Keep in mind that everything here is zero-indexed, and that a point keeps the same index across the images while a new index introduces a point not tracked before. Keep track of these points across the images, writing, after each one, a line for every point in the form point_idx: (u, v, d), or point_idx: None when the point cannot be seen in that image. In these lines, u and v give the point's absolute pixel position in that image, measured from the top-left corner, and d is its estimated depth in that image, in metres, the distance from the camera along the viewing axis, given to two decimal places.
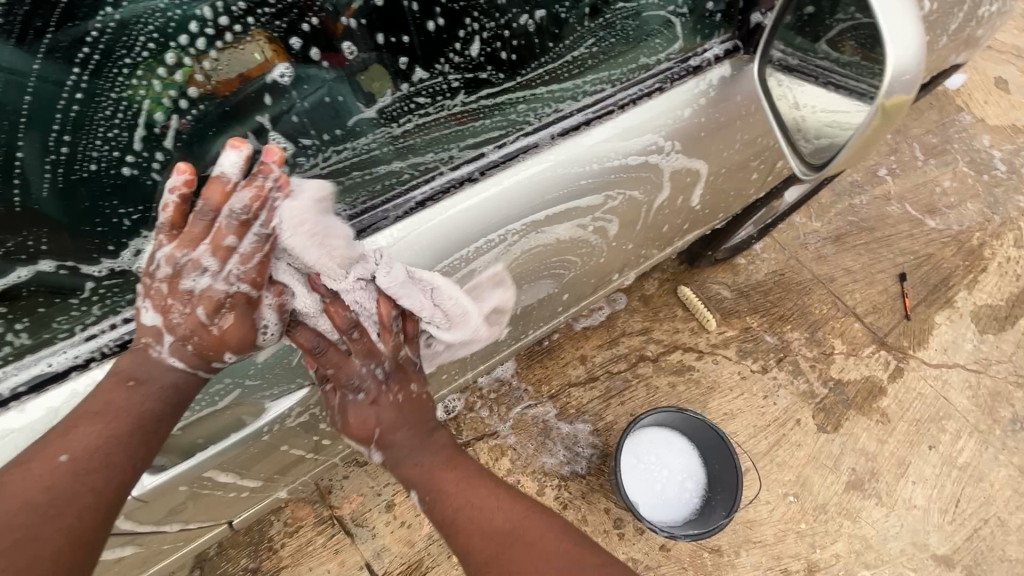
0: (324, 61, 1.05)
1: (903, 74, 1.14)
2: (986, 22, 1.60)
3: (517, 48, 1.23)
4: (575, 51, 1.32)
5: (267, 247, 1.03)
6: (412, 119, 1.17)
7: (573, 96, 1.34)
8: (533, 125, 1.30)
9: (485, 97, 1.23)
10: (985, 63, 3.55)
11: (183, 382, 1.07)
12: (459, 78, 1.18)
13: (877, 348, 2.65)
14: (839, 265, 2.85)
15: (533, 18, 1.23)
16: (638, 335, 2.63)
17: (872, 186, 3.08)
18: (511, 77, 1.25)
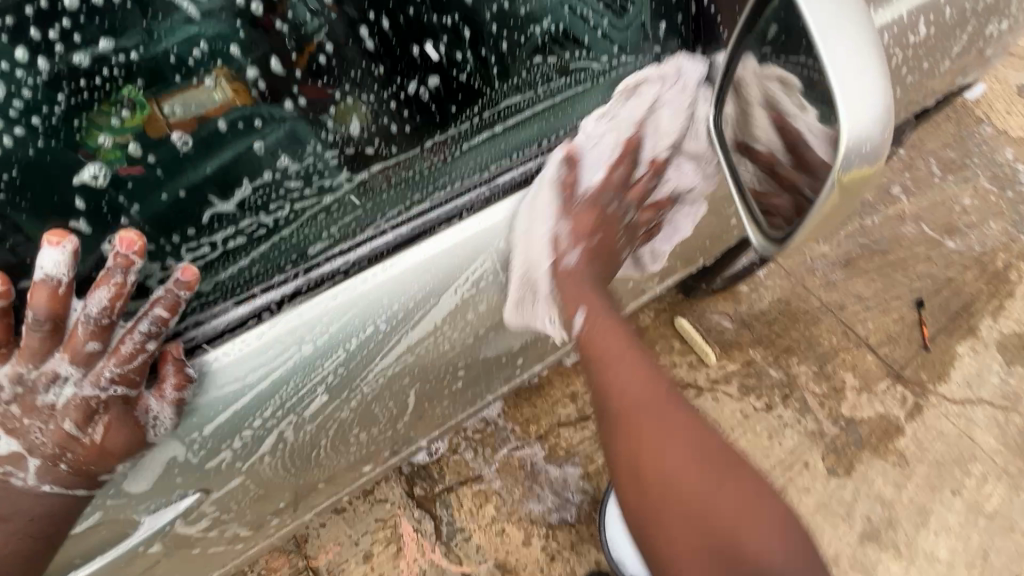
0: (266, 116, 0.98)
1: (859, 144, 0.99)
2: (997, 40, 1.44)
3: (412, 118, 1.11)
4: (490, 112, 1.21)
5: (149, 347, 0.96)
6: (281, 208, 1.03)
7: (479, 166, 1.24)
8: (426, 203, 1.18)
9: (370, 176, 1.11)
10: (1006, 71, 3.34)
11: (56, 501, 0.99)
12: (335, 157, 1.05)
13: (892, 383, 2.46)
14: (849, 291, 2.67)
15: (427, 85, 1.12)
16: None
17: (885, 206, 2.90)
18: (404, 150, 1.12)
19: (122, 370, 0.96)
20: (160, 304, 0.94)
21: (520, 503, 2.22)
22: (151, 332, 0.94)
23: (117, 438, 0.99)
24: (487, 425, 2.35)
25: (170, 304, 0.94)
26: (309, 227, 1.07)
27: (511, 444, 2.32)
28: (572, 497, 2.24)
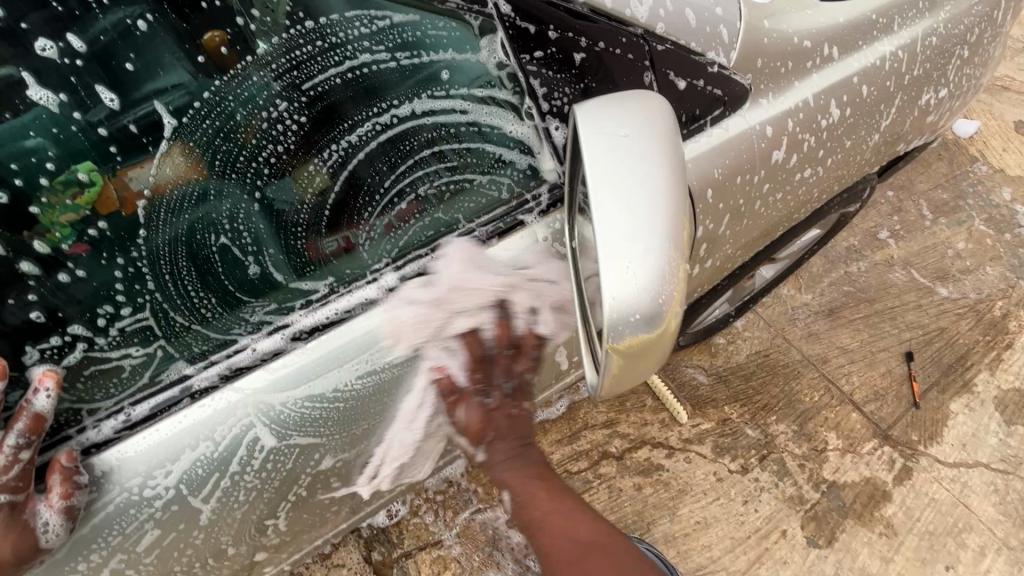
0: (181, 183, 0.63)
1: (627, 311, 0.55)
2: (936, 108, 1.39)
3: (358, 179, 0.73)
4: (470, 171, 0.81)
5: (23, 459, 0.62)
6: (147, 307, 0.66)
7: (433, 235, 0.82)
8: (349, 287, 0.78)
9: (275, 260, 0.72)
10: (1001, 106, 3.23)
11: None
12: (234, 235, 0.68)
13: (879, 444, 2.32)
14: (832, 343, 2.55)
15: (401, 127, 0.73)
16: (602, 429, 2.39)
17: (872, 251, 2.79)
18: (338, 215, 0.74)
19: (2, 479, 0.61)
20: (38, 401, 0.61)
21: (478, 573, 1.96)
22: (14, 439, 0.60)
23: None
24: (448, 487, 2.14)
25: (33, 415, 0.61)
26: (169, 334, 0.69)
27: (473, 508, 2.06)
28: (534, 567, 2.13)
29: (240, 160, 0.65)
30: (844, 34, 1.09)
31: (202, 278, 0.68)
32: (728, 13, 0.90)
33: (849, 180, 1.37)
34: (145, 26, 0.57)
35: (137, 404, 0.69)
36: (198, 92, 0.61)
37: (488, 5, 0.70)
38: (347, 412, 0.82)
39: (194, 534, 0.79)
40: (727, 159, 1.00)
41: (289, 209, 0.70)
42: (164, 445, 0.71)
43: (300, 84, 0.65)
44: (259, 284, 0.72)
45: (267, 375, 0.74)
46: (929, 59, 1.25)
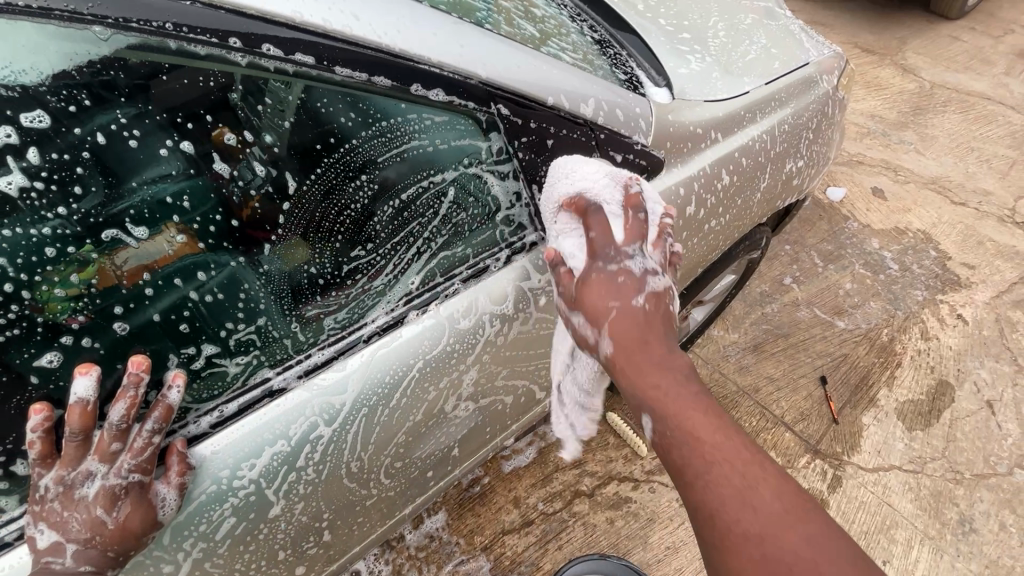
0: (277, 236, 0.83)
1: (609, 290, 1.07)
2: (798, 174, 1.87)
3: (400, 227, 0.96)
4: (472, 213, 1.06)
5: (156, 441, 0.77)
6: (242, 331, 0.85)
7: (449, 266, 1.07)
8: (392, 305, 1.01)
9: (336, 291, 0.93)
10: (860, 176, 4.02)
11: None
12: (312, 272, 0.89)
13: (812, 458, 2.64)
14: (761, 374, 2.94)
15: (433, 189, 0.98)
16: (572, 469, 2.57)
17: (780, 294, 3.29)
18: (383, 255, 0.97)
19: (138, 460, 0.76)
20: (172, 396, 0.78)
21: None
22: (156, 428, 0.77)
23: (71, 548, 0.73)
24: (431, 541, 2.36)
25: (166, 406, 0.78)
26: (259, 348, 0.88)
27: (456, 559, 2.32)
28: None
29: (329, 214, 0.86)
30: (724, 123, 1.53)
31: (289, 300, 0.88)
32: (644, 111, 1.29)
33: (746, 228, 1.80)
34: (286, 127, 0.78)
35: (228, 403, 0.87)
36: (313, 165, 0.82)
37: (492, 107, 0.97)
38: (381, 411, 1.02)
39: (267, 523, 0.94)
40: None
41: (356, 248, 0.93)
42: (248, 443, 0.88)
43: (376, 160, 0.89)
44: (329, 307, 0.93)
45: (326, 380, 0.94)
46: (785, 139, 1.73)
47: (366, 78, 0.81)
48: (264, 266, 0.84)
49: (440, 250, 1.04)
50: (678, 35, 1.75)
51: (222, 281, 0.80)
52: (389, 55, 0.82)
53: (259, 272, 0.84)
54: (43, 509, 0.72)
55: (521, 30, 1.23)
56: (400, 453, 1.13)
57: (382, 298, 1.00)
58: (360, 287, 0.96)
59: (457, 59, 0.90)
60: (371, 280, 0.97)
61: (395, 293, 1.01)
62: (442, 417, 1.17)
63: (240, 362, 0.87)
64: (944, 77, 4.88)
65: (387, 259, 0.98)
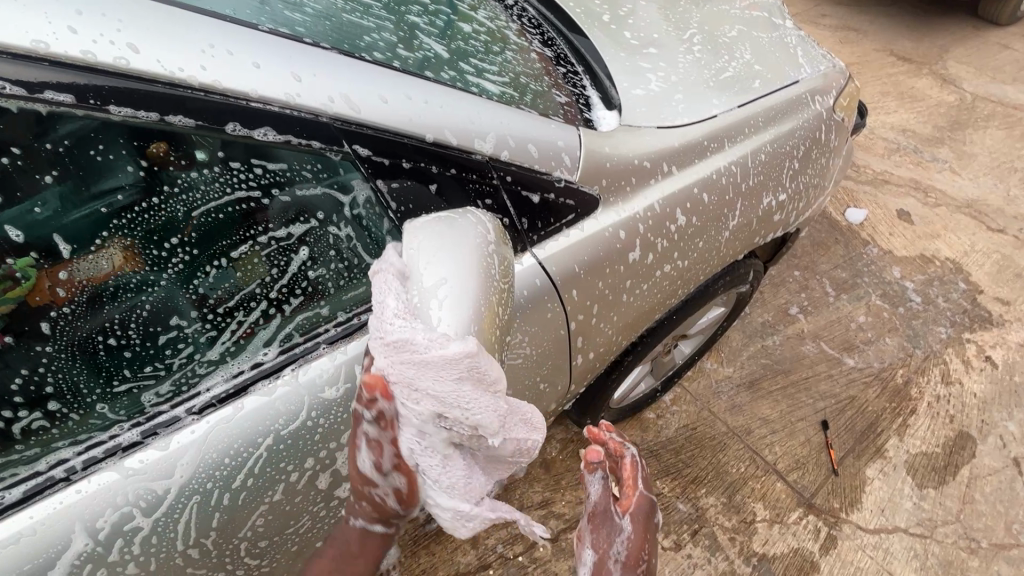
0: (65, 303, 0.74)
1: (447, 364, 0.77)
2: (780, 209, 1.65)
3: (231, 290, 0.85)
4: (334, 264, 0.94)
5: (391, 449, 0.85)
6: (33, 417, 0.76)
7: (310, 326, 0.93)
8: (233, 373, 0.88)
9: (153, 363, 0.83)
10: (885, 197, 3.68)
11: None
12: (117, 344, 0.79)
13: (804, 513, 2.39)
14: (754, 415, 2.69)
15: (274, 245, 0.86)
16: (537, 510, 2.39)
17: (784, 325, 3.03)
18: (214, 322, 0.85)
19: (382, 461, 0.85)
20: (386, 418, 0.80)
21: None
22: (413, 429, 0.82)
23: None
24: None
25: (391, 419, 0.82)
26: (54, 431, 0.78)
27: None
28: None
29: (141, 270, 0.78)
30: (678, 154, 1.34)
31: (87, 376, 0.79)
32: (569, 144, 1.13)
33: (713, 269, 1.61)
34: (50, 182, 0.68)
35: (12, 488, 0.76)
36: (101, 227, 0.73)
37: (347, 146, 0.84)
38: (219, 496, 0.88)
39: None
40: (586, 256, 1.19)
41: (174, 316, 0.82)
42: (36, 543, 0.75)
43: (188, 215, 0.78)
44: (146, 380, 0.83)
45: (138, 463, 0.81)
46: (761, 172, 1.52)
47: (158, 117, 0.70)
48: (47, 346, 0.74)
49: (295, 310, 0.92)
50: (643, 50, 1.56)
51: (2, 358, 0.72)
52: (187, 92, 0.70)
53: (41, 357, 0.74)
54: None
55: (427, 50, 1.09)
56: (263, 533, 0.99)
57: (219, 366, 0.87)
58: (184, 357, 0.85)
59: (291, 96, 0.77)
60: (200, 347, 0.85)
61: (239, 361, 0.88)
62: (319, 493, 1.02)
63: (26, 446, 0.76)
64: (987, 89, 4.47)
65: (225, 324, 0.86)
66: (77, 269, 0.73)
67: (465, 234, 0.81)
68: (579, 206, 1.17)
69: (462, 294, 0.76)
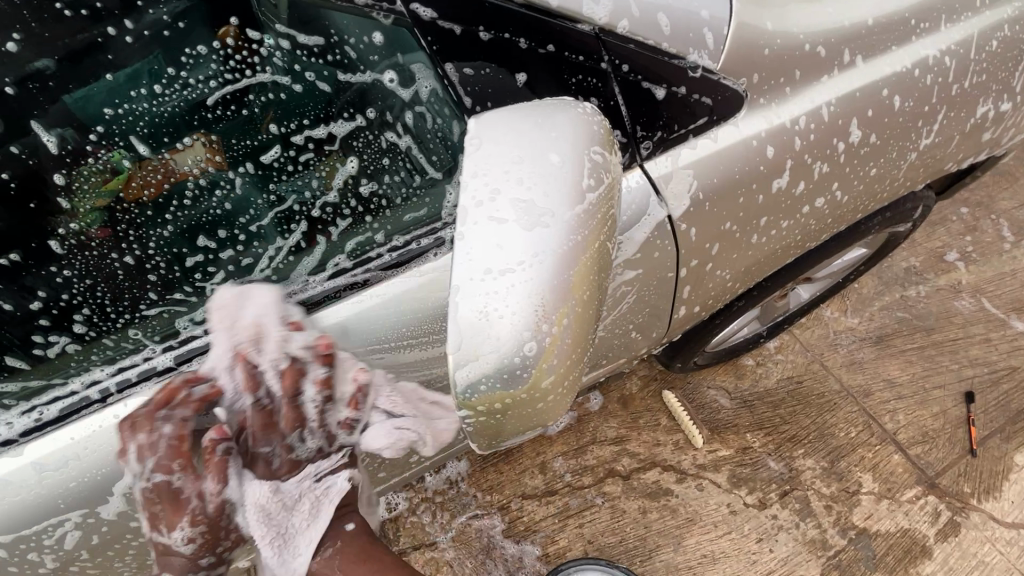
0: (149, 201, 0.63)
1: (491, 341, 0.50)
2: (997, 123, 1.19)
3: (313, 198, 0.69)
4: (397, 172, 0.72)
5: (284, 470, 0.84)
6: (59, 341, 0.66)
7: (363, 249, 0.75)
8: (269, 303, 0.72)
9: (191, 285, 0.68)
10: None
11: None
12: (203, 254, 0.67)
13: (922, 492, 2.07)
14: (878, 375, 2.30)
15: (360, 139, 0.69)
16: (610, 445, 2.25)
17: (936, 274, 2.48)
18: (282, 232, 0.70)
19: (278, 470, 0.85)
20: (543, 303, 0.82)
21: None
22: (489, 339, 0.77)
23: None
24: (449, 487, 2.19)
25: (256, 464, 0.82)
26: (84, 354, 0.68)
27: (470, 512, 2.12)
28: None
29: (227, 172, 0.65)
30: (867, 37, 0.94)
31: (111, 301, 0.66)
32: (716, 14, 0.79)
33: (877, 204, 1.23)
34: (13, 50, 0.55)
35: (48, 406, 0.69)
36: (96, 117, 0.58)
37: (401, 4, 0.63)
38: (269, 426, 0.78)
39: (153, 535, 0.83)
40: (715, 178, 0.90)
41: (256, 225, 0.68)
42: (83, 464, 0.71)
43: (287, 101, 0.65)
44: (177, 305, 0.69)
45: (175, 394, 0.71)
46: (987, 67, 1.07)
47: None
48: (61, 267, 0.62)
49: (344, 233, 0.73)
50: None
51: (77, 265, 0.62)
52: None
53: (57, 278, 0.62)
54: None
55: None
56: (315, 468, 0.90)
57: None
58: (217, 281, 0.69)
59: None
60: (232, 275, 0.69)
61: (280, 291, 0.73)
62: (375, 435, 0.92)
63: (57, 367, 0.67)
64: None
65: (262, 248, 0.69)
66: (82, 175, 0.59)
67: (568, 177, 0.50)
68: (714, 106, 0.85)
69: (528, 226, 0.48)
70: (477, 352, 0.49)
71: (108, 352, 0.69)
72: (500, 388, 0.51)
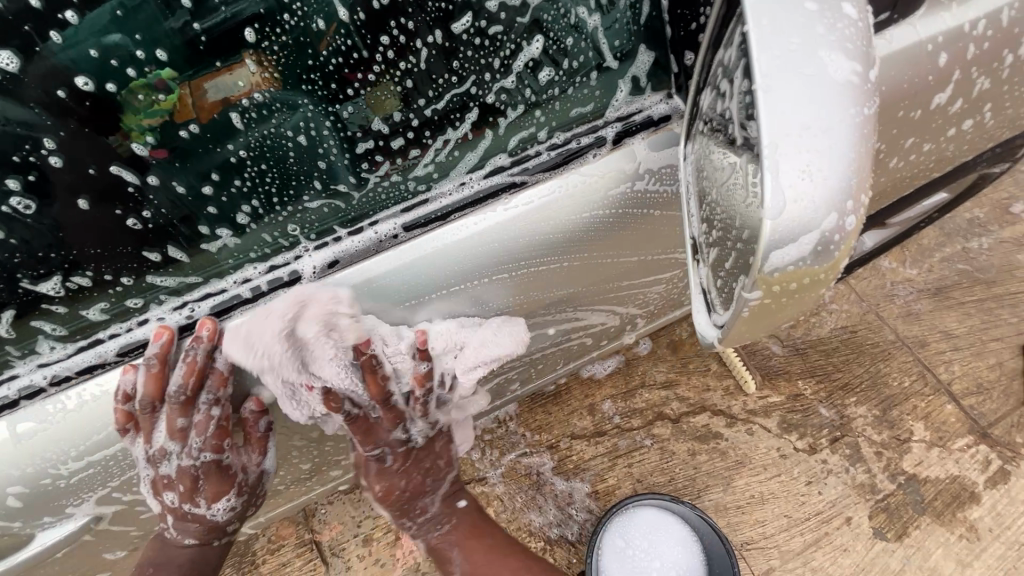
0: (222, 121, 0.55)
1: (812, 201, 0.52)
2: None
3: (460, 95, 0.62)
4: (577, 60, 0.67)
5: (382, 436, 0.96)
6: (221, 234, 0.62)
7: (528, 145, 0.71)
8: (432, 200, 0.69)
9: (354, 180, 0.64)
10: None
11: (198, 556, 0.95)
12: (314, 167, 0.61)
13: (974, 441, 2.02)
14: (935, 326, 2.23)
15: (526, 25, 0.61)
16: (659, 389, 2.12)
17: (1000, 227, 2.39)
18: (443, 128, 0.64)
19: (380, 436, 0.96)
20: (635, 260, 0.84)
21: None
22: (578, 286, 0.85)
23: (222, 508, 0.92)
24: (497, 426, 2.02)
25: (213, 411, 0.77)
26: (244, 248, 0.64)
27: (519, 451, 1.97)
28: (578, 515, 1.87)
29: (285, 93, 0.56)
30: None
31: (278, 190, 0.61)
32: None
33: (1006, 135, 1.15)
34: None
35: (202, 300, 0.66)
36: None
37: None
38: (410, 328, 0.76)
39: (292, 435, 0.86)
40: (884, 84, 0.82)
41: (365, 139, 0.61)
42: (239, 363, 0.69)
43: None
44: (338, 199, 0.65)
45: (332, 292, 0.69)
46: None
47: None
48: (238, 147, 0.57)
49: (511, 127, 0.68)
50: None
51: (173, 183, 0.56)
52: None
53: (231, 158, 0.57)
54: (198, 489, 0.87)
55: None
56: (446, 380, 0.89)
57: (423, 187, 0.68)
58: (382, 177, 0.65)
59: None
60: (398, 167, 0.65)
61: (443, 188, 0.69)
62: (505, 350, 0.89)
63: (216, 261, 0.64)
64: None
65: (432, 138, 0.64)
66: (195, 91, 0.52)
67: (856, 31, 0.53)
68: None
69: (831, 80, 0.52)
70: (798, 220, 0.52)
71: (266, 248, 0.65)
72: (811, 255, 0.54)
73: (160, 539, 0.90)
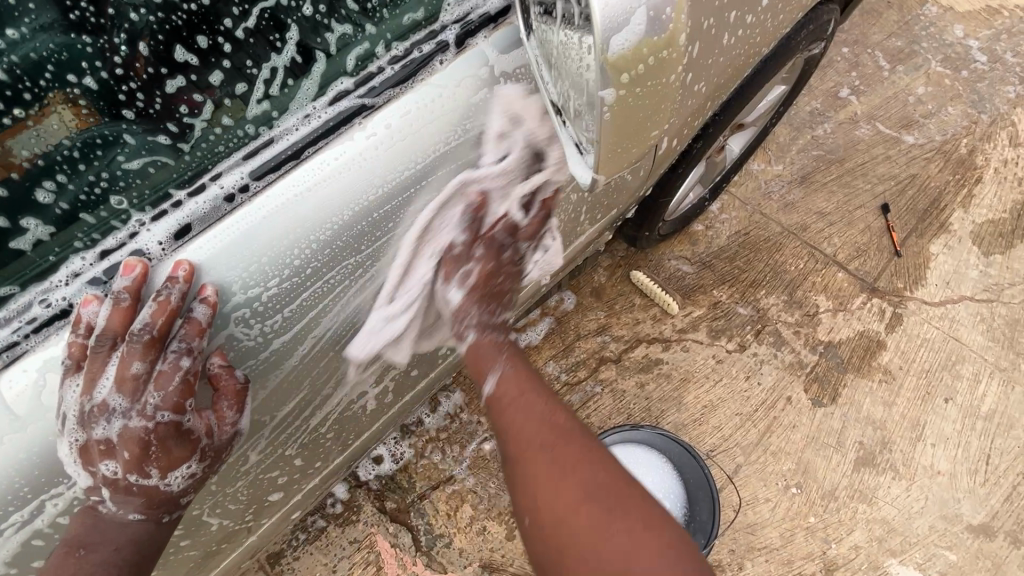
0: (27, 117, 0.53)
1: None
2: None
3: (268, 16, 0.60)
4: None
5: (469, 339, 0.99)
6: (32, 224, 0.57)
7: (366, 62, 0.70)
8: (274, 143, 0.67)
9: (180, 132, 0.61)
10: None
11: (142, 539, 0.76)
12: (133, 130, 0.58)
13: (868, 297, 2.20)
14: (810, 209, 2.39)
15: None
16: (594, 336, 2.12)
17: (835, 112, 2.59)
18: (264, 56, 0.62)
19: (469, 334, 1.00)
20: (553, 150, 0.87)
21: (497, 496, 1.60)
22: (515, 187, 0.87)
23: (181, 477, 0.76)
24: None
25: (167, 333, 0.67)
26: (67, 240, 0.60)
27: None
28: None
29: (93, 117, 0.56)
30: None
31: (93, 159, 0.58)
32: None
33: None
34: None
35: (35, 304, 0.61)
36: None
37: None
38: (295, 291, 0.71)
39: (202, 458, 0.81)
40: None
41: (182, 87, 0.59)
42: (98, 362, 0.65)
43: None
44: (167, 159, 0.62)
45: (194, 261, 0.65)
46: None
47: None
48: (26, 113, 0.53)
49: (340, 45, 0.67)
50: None
51: None
52: None
53: (22, 130, 0.53)
54: (151, 457, 0.72)
55: None
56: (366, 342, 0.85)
57: (261, 129, 0.66)
58: (213, 125, 0.63)
59: None
60: (228, 109, 0.63)
61: (280, 127, 0.67)
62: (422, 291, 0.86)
63: (34, 260, 0.60)
64: None
65: (256, 67, 0.62)
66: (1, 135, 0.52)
67: None
68: None
69: None
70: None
71: (91, 232, 0.61)
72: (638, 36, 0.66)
73: (88, 517, 0.71)
